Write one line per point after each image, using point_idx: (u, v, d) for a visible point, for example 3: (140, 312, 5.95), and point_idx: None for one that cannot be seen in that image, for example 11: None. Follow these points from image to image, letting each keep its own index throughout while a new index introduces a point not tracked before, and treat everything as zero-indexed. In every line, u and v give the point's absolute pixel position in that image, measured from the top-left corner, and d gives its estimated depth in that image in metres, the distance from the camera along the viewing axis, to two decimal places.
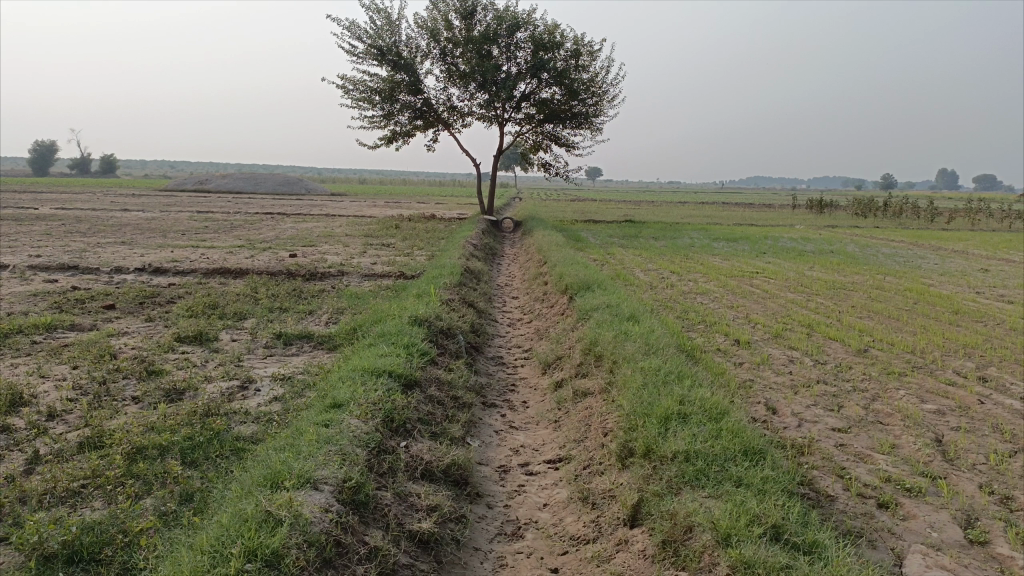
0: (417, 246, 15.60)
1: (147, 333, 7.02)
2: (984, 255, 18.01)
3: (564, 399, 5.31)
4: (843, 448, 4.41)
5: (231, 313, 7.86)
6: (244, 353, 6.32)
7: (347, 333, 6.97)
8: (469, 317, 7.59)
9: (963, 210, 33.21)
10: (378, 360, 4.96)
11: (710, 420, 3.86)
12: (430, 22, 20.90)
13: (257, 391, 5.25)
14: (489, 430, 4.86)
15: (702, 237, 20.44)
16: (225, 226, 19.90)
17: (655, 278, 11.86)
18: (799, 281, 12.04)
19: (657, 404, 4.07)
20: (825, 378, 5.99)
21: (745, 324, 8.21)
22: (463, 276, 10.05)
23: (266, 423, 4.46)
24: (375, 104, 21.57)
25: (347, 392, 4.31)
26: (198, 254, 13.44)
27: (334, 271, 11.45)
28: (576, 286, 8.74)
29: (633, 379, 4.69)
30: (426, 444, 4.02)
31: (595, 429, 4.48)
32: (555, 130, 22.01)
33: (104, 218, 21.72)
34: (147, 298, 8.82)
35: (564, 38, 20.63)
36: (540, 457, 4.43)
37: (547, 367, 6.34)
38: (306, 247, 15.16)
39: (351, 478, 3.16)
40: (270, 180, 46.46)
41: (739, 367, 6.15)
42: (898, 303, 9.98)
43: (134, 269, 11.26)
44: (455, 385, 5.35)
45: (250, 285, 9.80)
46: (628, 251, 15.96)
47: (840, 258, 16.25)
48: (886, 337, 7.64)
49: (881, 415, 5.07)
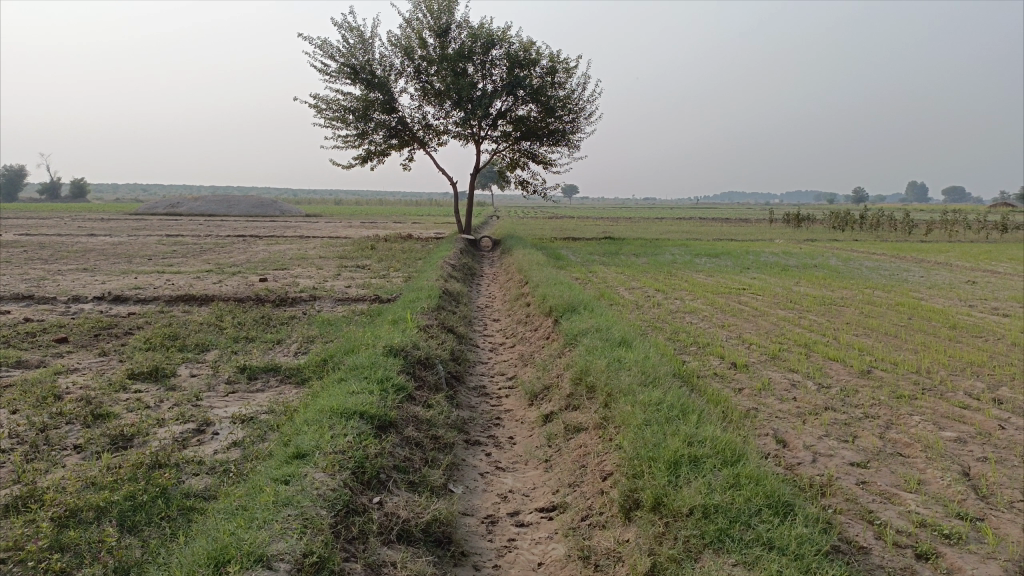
0: (394, 268, 15.10)
1: (98, 370, 6.44)
2: (967, 266, 17.87)
3: (554, 435, 4.86)
4: (866, 486, 3.98)
5: (192, 345, 7.31)
6: (204, 391, 5.78)
7: (317, 366, 6.45)
8: (448, 344, 7.11)
9: (939, 221, 33.36)
10: (348, 400, 4.47)
11: (726, 464, 3.41)
12: (404, 40, 20.53)
13: (214, 435, 4.72)
14: (473, 473, 4.39)
15: (683, 253, 20.12)
16: (194, 251, 19.27)
17: (640, 296, 11.44)
18: (787, 296, 11.70)
19: (664, 446, 3.62)
20: (833, 404, 5.57)
21: (739, 345, 7.80)
22: (441, 299, 9.59)
23: (221, 475, 3.96)
24: (348, 123, 21.11)
25: (313, 439, 3.81)
26: (163, 281, 12.84)
27: (306, 295, 10.93)
28: (561, 307, 8.30)
29: (632, 414, 4.24)
30: (402, 498, 3.53)
31: (592, 473, 4.03)
32: (532, 148, 21.69)
33: (68, 244, 20.93)
34: (102, 330, 8.24)
35: (539, 54, 20.37)
36: (530, 504, 3.95)
37: (534, 397, 5.87)
38: (278, 271, 14.63)
39: (312, 551, 2.67)
40: (242, 202, 45.73)
41: (740, 394, 5.71)
42: (893, 319, 9.65)
43: (93, 298, 10.66)
44: (435, 422, 4.86)
45: (215, 313, 9.24)
46: (610, 269, 15.58)
47: (824, 272, 16.00)
48: (887, 356, 7.27)
49: (900, 446, 4.66)
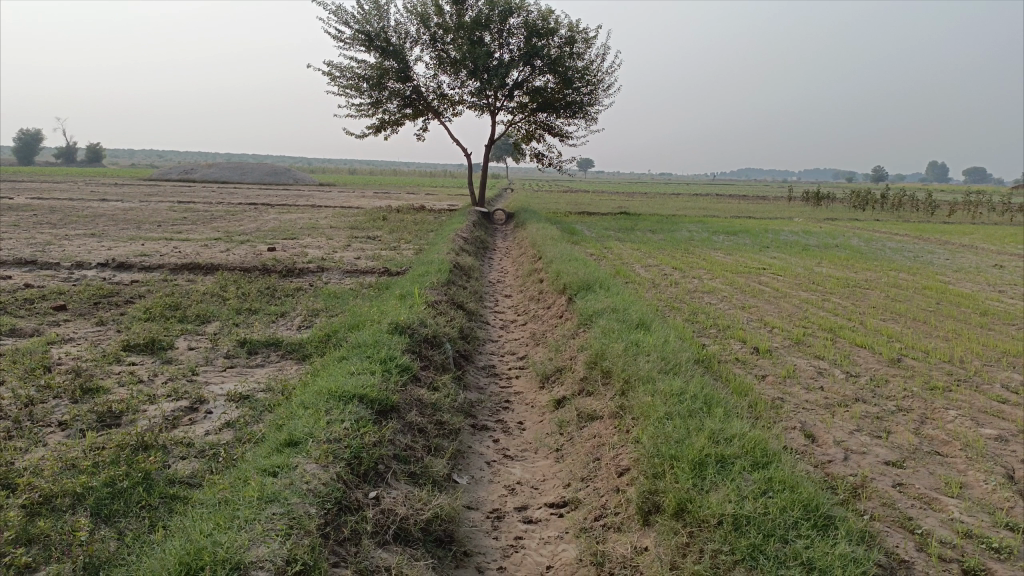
0: (405, 240, 14.83)
1: (93, 340, 6.20)
2: (992, 250, 17.36)
3: (566, 423, 4.58)
4: (904, 489, 3.67)
5: (192, 316, 7.05)
6: (201, 365, 5.54)
7: (319, 341, 6.18)
8: (457, 321, 6.83)
9: (962, 202, 32.61)
10: (347, 381, 4.19)
11: (756, 467, 3.11)
12: (420, 7, 20.02)
13: (207, 414, 4.46)
14: (479, 462, 4.11)
15: (701, 230, 19.72)
16: (203, 217, 19.04)
17: (657, 274, 11.09)
18: (809, 277, 11.33)
19: (688, 443, 3.31)
20: (862, 395, 5.25)
21: (761, 328, 7.46)
22: (452, 273, 9.29)
23: (210, 460, 3.70)
24: (362, 91, 20.70)
25: (306, 425, 3.54)
26: (170, 248, 12.62)
27: (314, 266, 10.67)
28: (575, 285, 7.96)
29: (652, 406, 3.93)
30: (401, 493, 3.25)
31: (607, 467, 3.74)
32: (548, 120, 21.22)
33: (78, 209, 20.72)
34: (102, 298, 7.99)
35: (558, 24, 19.82)
36: (540, 498, 3.67)
37: (545, 379, 5.58)
38: (287, 240, 14.38)
39: (296, 557, 2.41)
40: (256, 169, 45.48)
41: (764, 382, 5.39)
42: (920, 304, 9.26)
43: (96, 264, 10.42)
44: (440, 406, 4.58)
45: (219, 282, 8.99)
46: (626, 246, 15.20)
47: (846, 252, 15.59)
48: (917, 343, 6.92)
49: (938, 443, 4.34)
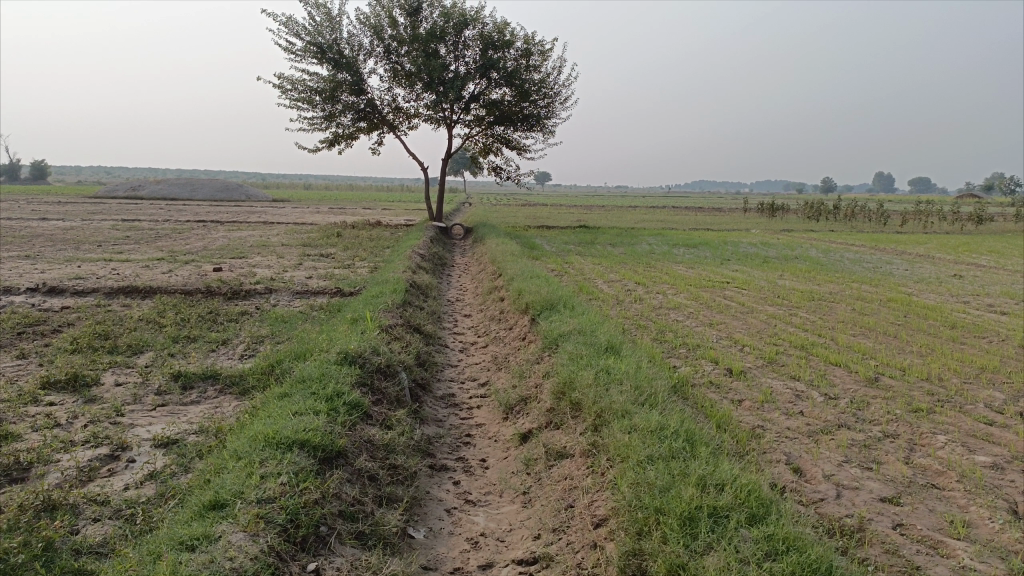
0: (360, 257, 14.31)
1: (10, 376, 5.59)
2: (949, 259, 17.45)
3: (534, 461, 4.17)
4: (905, 531, 3.34)
5: (124, 348, 6.47)
6: (129, 404, 4.99)
7: (262, 372, 5.68)
8: (413, 346, 6.39)
9: (914, 212, 33.15)
10: (287, 424, 3.72)
11: (753, 521, 2.77)
12: (373, 18, 19.56)
13: (129, 464, 3.95)
14: (438, 511, 3.67)
15: (661, 243, 19.58)
16: (149, 237, 18.22)
17: (620, 290, 10.77)
18: (774, 291, 11.11)
19: (673, 493, 2.94)
20: (845, 420, 4.93)
21: (731, 347, 7.15)
22: (408, 293, 8.84)
23: (127, 526, 3.20)
24: (315, 105, 20.15)
25: (236, 481, 3.07)
26: (109, 269, 11.91)
27: (262, 287, 10.11)
28: (538, 305, 7.57)
29: (629, 446, 3.56)
30: (346, 561, 2.82)
31: (581, 516, 3.34)
32: (505, 133, 20.92)
33: (15, 228, 19.68)
34: (27, 328, 7.33)
35: (513, 36, 19.56)
36: (506, 554, 3.23)
37: (509, 410, 5.16)
38: (236, 260, 13.74)
39: None
40: (208, 186, 44.30)
41: (740, 407, 5.06)
42: (888, 317, 9.07)
43: (25, 288, 9.71)
44: (394, 447, 4.13)
45: (158, 308, 8.39)
46: (586, 260, 14.90)
47: (807, 264, 15.51)
48: (892, 360, 6.67)
49: (932, 475, 4.05)
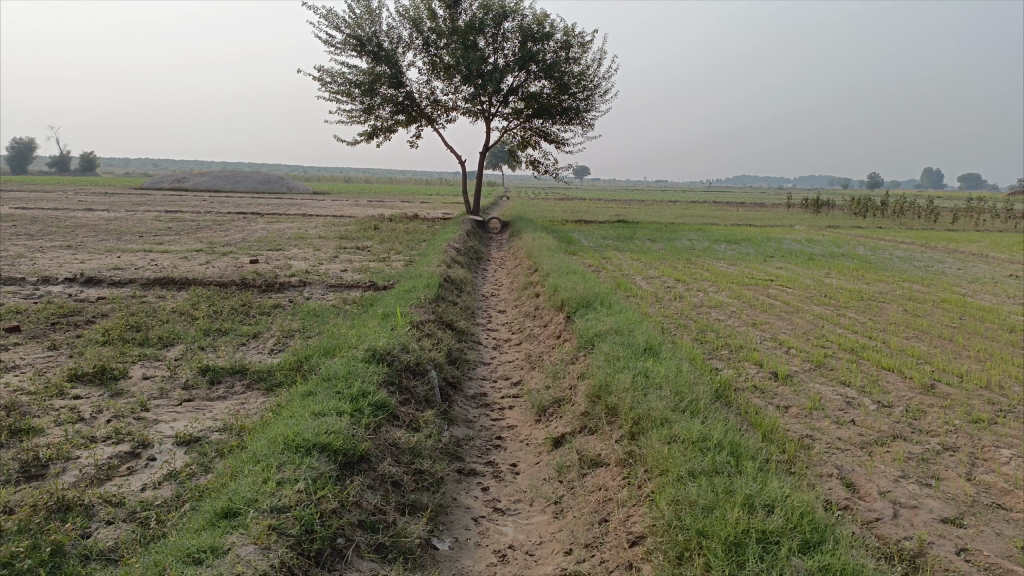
0: (396, 251, 14.20)
1: (40, 368, 5.54)
2: (1005, 259, 16.72)
3: (566, 469, 3.96)
4: (970, 558, 3.05)
5: (155, 340, 6.41)
6: (154, 399, 4.90)
7: (289, 368, 5.56)
8: (445, 343, 6.21)
9: (965, 210, 32.06)
10: (308, 425, 3.57)
11: (804, 549, 2.54)
12: (411, 11, 19.44)
13: (148, 463, 3.83)
14: (464, 520, 3.48)
15: (702, 239, 19.18)
16: (189, 228, 18.37)
17: (659, 287, 10.47)
18: (820, 290, 10.70)
19: (717, 514, 2.72)
20: (900, 431, 4.62)
21: (776, 349, 6.84)
22: (441, 288, 8.68)
23: (139, 531, 3.06)
24: (353, 98, 20.12)
25: (251, 488, 2.92)
26: (148, 260, 11.96)
27: (296, 280, 10.04)
28: (574, 302, 7.35)
29: (669, 458, 3.33)
30: None
31: (616, 532, 3.13)
32: (544, 127, 20.68)
33: (61, 219, 20.02)
34: (62, 318, 7.32)
35: (553, 28, 19.26)
36: (534, 569, 3.03)
37: (542, 412, 4.95)
38: (273, 252, 13.75)
39: None
40: (250, 178, 44.78)
41: (786, 415, 4.78)
42: (942, 319, 8.64)
43: (63, 278, 9.76)
44: (420, 451, 3.95)
45: (191, 299, 8.34)
46: (624, 256, 14.59)
47: (854, 261, 14.99)
48: (949, 366, 6.30)
49: (998, 494, 3.74)
